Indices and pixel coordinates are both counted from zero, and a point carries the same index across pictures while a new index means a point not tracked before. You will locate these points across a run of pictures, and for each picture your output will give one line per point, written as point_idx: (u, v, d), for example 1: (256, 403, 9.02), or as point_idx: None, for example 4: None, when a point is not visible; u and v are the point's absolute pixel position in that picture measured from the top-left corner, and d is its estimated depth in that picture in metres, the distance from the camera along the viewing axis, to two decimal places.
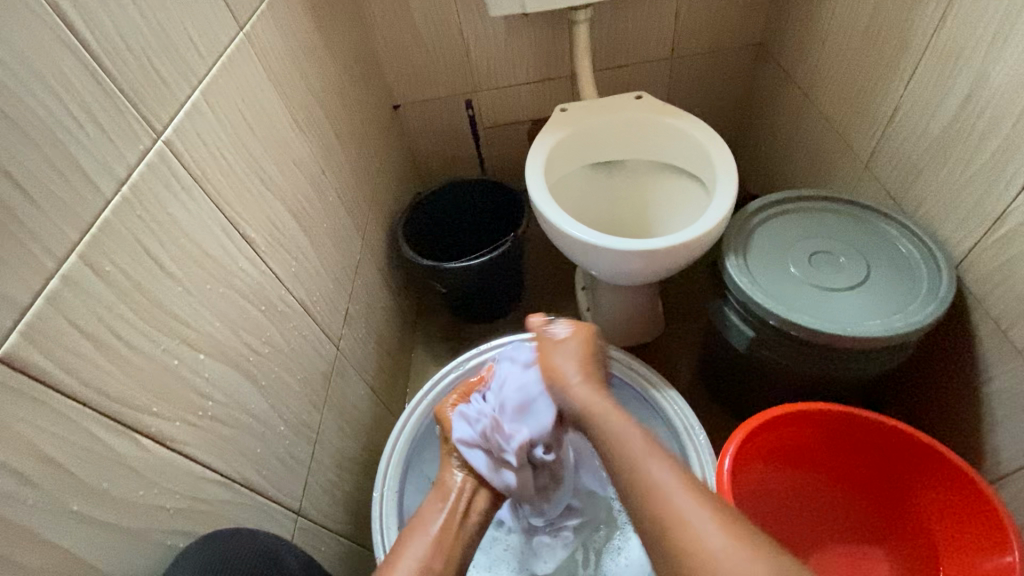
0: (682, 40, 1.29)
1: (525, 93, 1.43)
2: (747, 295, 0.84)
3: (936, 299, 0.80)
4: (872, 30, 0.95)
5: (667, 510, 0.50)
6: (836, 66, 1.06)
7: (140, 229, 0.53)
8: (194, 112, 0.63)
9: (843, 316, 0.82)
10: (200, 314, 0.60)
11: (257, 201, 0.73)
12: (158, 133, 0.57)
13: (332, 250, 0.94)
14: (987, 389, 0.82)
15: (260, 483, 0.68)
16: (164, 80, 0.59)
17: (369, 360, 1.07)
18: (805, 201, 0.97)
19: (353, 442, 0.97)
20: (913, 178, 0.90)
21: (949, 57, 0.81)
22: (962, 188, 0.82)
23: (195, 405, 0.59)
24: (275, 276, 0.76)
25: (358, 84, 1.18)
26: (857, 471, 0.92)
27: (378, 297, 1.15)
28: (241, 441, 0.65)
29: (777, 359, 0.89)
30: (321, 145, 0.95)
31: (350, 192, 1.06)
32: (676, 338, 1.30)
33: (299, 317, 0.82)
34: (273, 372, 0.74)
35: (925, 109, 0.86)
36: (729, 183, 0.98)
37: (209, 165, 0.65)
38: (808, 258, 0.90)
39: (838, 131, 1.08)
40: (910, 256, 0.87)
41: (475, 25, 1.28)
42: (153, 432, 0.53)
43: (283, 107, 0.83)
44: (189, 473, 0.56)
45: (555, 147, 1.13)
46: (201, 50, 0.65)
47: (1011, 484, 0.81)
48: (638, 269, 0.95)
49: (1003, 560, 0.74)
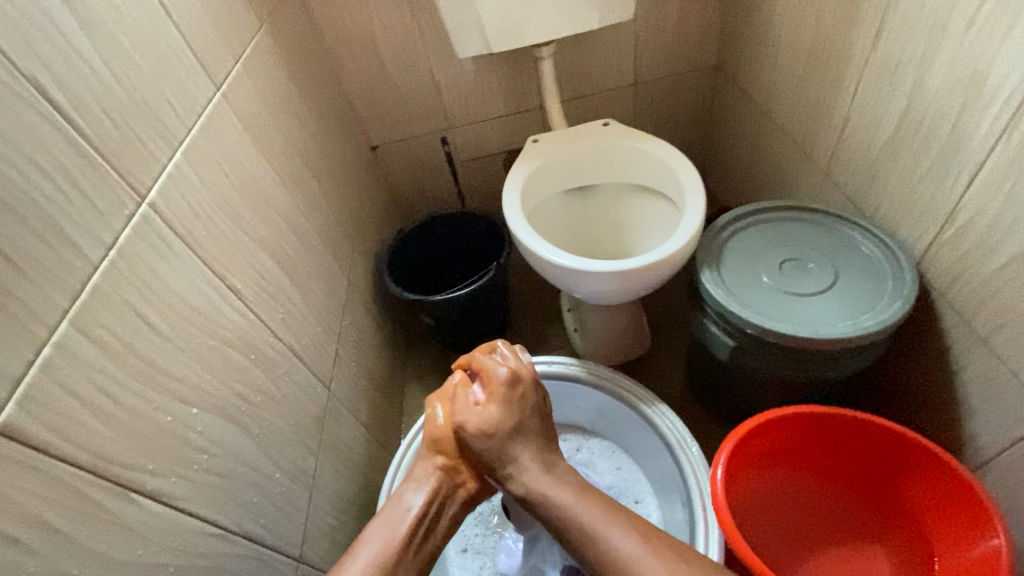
0: (644, 67, 1.41)
1: (498, 126, 1.51)
2: (722, 306, 0.92)
3: (901, 295, 0.88)
4: (816, 52, 1.07)
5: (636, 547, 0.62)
6: (789, 84, 1.17)
7: (128, 292, 0.58)
8: (176, 173, 0.70)
9: (814, 319, 0.90)
10: (192, 371, 0.66)
11: (240, 258, 0.79)
12: (143, 197, 0.63)
13: (316, 293, 1.00)
14: (960, 377, 0.88)
15: (259, 532, 0.73)
16: (148, 166, 0.65)
17: (361, 399, 1.11)
18: (770, 214, 1.05)
19: (350, 481, 1.01)
20: (869, 184, 1.00)
21: (889, 70, 0.91)
22: (913, 192, 0.91)
23: (191, 459, 0.63)
24: (263, 325, 0.82)
25: (335, 135, 1.26)
26: (849, 465, 0.95)
27: (367, 335, 1.20)
28: (237, 491, 0.70)
29: (758, 365, 0.95)
30: (299, 195, 1.02)
31: (332, 236, 1.13)
32: (663, 352, 1.35)
33: (290, 364, 0.87)
34: (266, 420, 0.78)
35: (872, 119, 0.96)
36: (700, 203, 1.05)
37: (193, 224, 0.71)
38: (778, 265, 0.98)
39: (798, 142, 1.18)
40: (872, 256, 0.96)
41: (445, 67, 1.37)
42: (149, 490, 0.57)
43: (263, 163, 0.91)
44: (188, 528, 0.61)
45: (529, 177, 1.18)
46: (181, 115, 0.73)
47: (995, 468, 0.86)
48: (620, 288, 1.04)
49: (991, 544, 0.77)
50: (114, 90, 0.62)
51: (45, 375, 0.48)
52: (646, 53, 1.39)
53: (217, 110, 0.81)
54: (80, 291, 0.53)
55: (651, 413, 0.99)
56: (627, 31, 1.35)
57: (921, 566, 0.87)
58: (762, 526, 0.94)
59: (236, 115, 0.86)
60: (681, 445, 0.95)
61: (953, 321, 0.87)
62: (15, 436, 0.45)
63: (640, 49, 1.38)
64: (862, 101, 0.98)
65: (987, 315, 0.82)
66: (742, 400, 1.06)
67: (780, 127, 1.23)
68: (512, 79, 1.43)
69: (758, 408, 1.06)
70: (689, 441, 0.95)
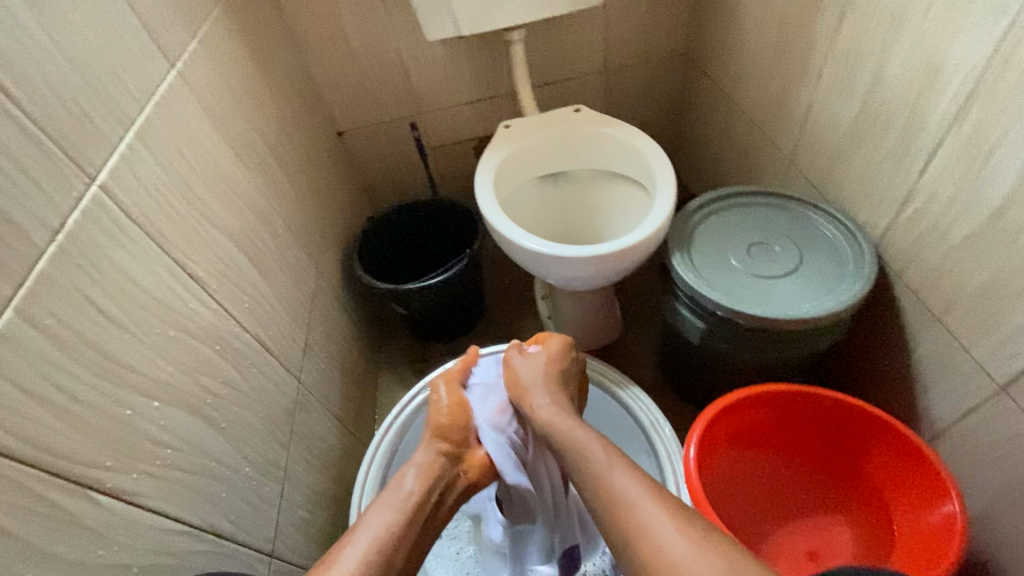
0: (615, 55, 1.42)
1: (468, 112, 1.48)
2: (694, 289, 0.93)
3: (862, 277, 0.92)
4: (781, 41, 1.09)
5: (631, 520, 0.57)
6: (755, 72, 1.19)
7: (80, 279, 0.55)
8: (129, 153, 0.65)
9: (781, 300, 0.92)
10: (153, 362, 0.62)
11: (201, 245, 0.76)
12: (92, 178, 0.59)
13: (283, 282, 0.97)
14: (916, 354, 0.93)
15: (229, 528, 0.70)
16: (98, 145, 0.61)
17: (333, 390, 1.09)
18: (739, 199, 1.07)
19: (323, 474, 0.98)
20: (832, 170, 1.03)
21: (850, 58, 0.93)
22: (873, 177, 0.94)
23: (153, 454, 0.60)
24: (228, 314, 0.79)
25: (299, 119, 1.22)
26: (815, 441, 0.98)
27: (337, 326, 1.18)
28: (204, 486, 0.67)
29: (728, 347, 0.97)
30: (262, 180, 0.98)
31: (298, 223, 1.09)
32: (635, 338, 1.37)
33: (257, 355, 0.84)
34: (233, 413, 0.75)
35: (834, 107, 0.99)
36: (671, 189, 1.06)
37: (150, 208, 0.67)
38: (747, 249, 1.00)
39: (764, 129, 1.20)
40: (835, 239, 0.99)
41: (413, 50, 1.34)
42: (108, 487, 0.54)
43: (223, 145, 0.87)
44: (153, 526, 0.58)
45: (502, 164, 1.17)
46: (135, 93, 0.69)
47: (948, 440, 0.91)
48: (593, 274, 1.04)
49: (947, 510, 0.81)
50: (59, 62, 0.58)
51: None
52: (616, 40, 1.40)
53: (172, 88, 0.77)
54: (23, 277, 0.49)
55: (625, 397, 1.00)
56: (597, 17, 1.34)
57: (881, 531, 0.92)
58: (734, 501, 0.97)
59: (193, 94, 0.82)
60: (654, 426, 0.96)
61: (910, 300, 0.91)
62: None
63: (610, 36, 1.38)
64: (824, 88, 1.01)
65: (942, 293, 0.85)
66: (713, 382, 1.09)
67: (747, 114, 1.25)
68: (482, 64, 1.40)
69: (727, 389, 1.09)
70: (662, 423, 0.96)
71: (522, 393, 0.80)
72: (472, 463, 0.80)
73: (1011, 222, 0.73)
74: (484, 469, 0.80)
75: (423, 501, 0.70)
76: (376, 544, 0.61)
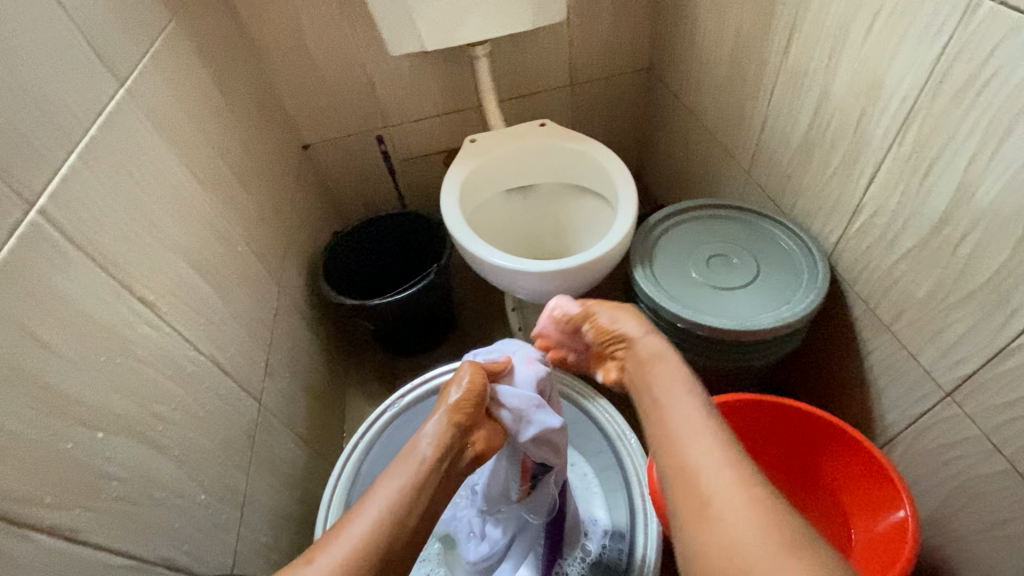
0: (579, 69, 1.44)
1: (435, 125, 1.49)
2: (655, 301, 0.95)
3: (815, 287, 0.94)
4: (736, 58, 1.13)
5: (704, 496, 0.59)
6: (714, 87, 1.22)
7: (16, 308, 0.53)
8: (72, 175, 0.64)
9: (739, 311, 0.95)
10: (98, 391, 0.60)
11: (153, 267, 0.74)
12: (31, 203, 0.57)
13: (243, 301, 0.95)
14: (868, 361, 0.96)
15: (182, 559, 0.68)
16: (37, 169, 0.59)
17: (297, 409, 1.07)
18: (699, 212, 1.10)
19: (287, 497, 0.96)
20: (786, 183, 1.07)
21: (800, 75, 0.97)
22: (823, 190, 0.98)
23: (98, 487, 0.58)
24: (181, 338, 0.77)
25: (261, 134, 1.20)
26: (776, 449, 1.01)
27: (302, 343, 1.16)
28: (155, 516, 0.65)
29: (690, 358, 0.99)
30: (221, 197, 0.96)
31: (259, 239, 1.07)
32: None
33: (213, 378, 0.82)
34: (187, 438, 0.73)
35: (786, 122, 1.03)
36: (633, 202, 1.08)
37: (95, 232, 0.65)
38: (706, 261, 1.02)
39: (723, 143, 1.24)
40: (790, 250, 1.02)
41: (378, 64, 1.34)
42: (48, 525, 0.52)
43: (178, 163, 0.86)
44: (97, 562, 0.56)
45: (468, 178, 1.18)
46: (79, 113, 0.67)
47: (900, 443, 0.94)
48: (559, 287, 1.05)
49: (898, 515, 0.84)
50: None
51: None
52: (581, 55, 1.42)
53: (121, 107, 0.75)
54: None
55: (591, 408, 1.01)
56: (561, 33, 1.36)
57: (842, 540, 0.94)
58: None
59: (144, 113, 0.80)
60: (620, 437, 0.97)
61: (861, 309, 0.95)
62: None
63: (575, 51, 1.41)
64: (776, 104, 1.04)
65: (890, 302, 0.89)
66: None
67: (707, 128, 1.28)
68: (448, 78, 1.41)
69: None
70: (627, 433, 0.97)
71: (624, 337, 0.80)
72: (479, 436, 0.77)
73: (949, 235, 0.76)
74: (489, 443, 0.78)
75: (434, 471, 0.69)
76: (376, 529, 0.62)
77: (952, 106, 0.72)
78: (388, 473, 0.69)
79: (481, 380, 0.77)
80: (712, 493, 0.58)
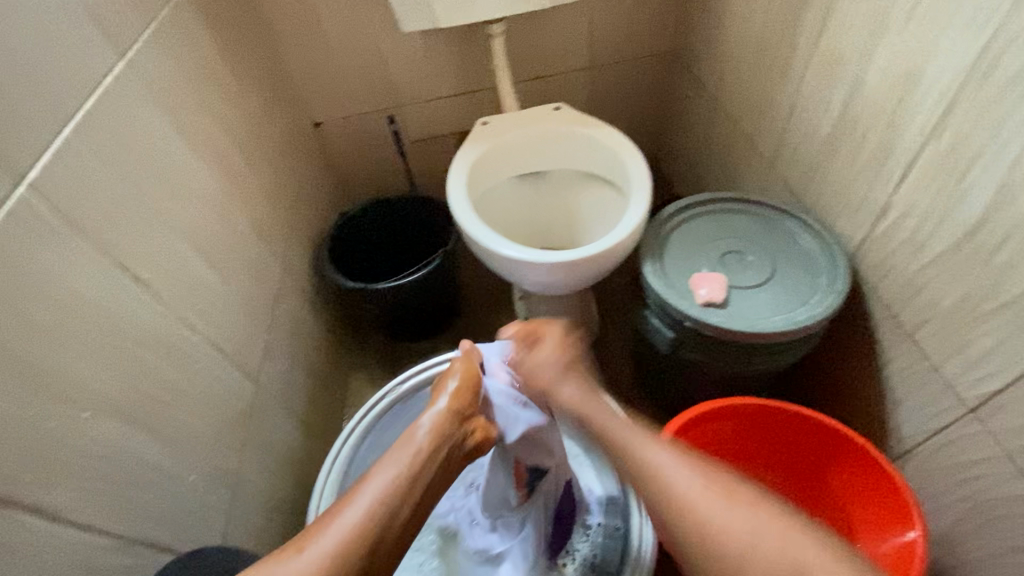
0: (599, 51, 1.38)
1: (448, 106, 1.45)
2: (663, 299, 0.91)
3: (834, 290, 0.89)
4: (764, 43, 1.06)
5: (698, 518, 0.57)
6: (738, 74, 1.16)
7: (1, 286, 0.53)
8: (64, 150, 0.62)
9: (751, 312, 0.90)
10: (81, 369, 0.60)
11: (148, 241, 0.73)
12: (19, 177, 0.57)
13: (243, 281, 0.94)
14: (887, 371, 0.91)
15: (169, 540, 0.69)
16: (26, 144, 0.58)
17: (297, 390, 1.07)
18: (715, 205, 1.04)
19: (282, 477, 0.97)
20: (810, 177, 1.01)
21: (830, 64, 0.91)
22: (850, 188, 0.92)
23: (79, 467, 0.58)
24: (175, 316, 0.76)
25: (270, 111, 1.18)
26: (785, 460, 0.97)
27: (305, 324, 1.15)
28: (138, 497, 0.65)
29: (696, 358, 0.95)
30: (224, 174, 0.95)
31: (263, 218, 1.06)
32: (611, 342, 1.35)
33: (209, 357, 0.81)
34: (179, 419, 0.73)
35: (814, 114, 0.97)
36: (646, 193, 1.04)
37: (82, 203, 0.64)
38: (720, 258, 0.98)
39: (746, 133, 1.18)
40: (810, 250, 0.97)
41: (391, 41, 1.30)
42: (26, 503, 0.52)
43: (179, 139, 0.84)
44: (77, 540, 0.56)
45: (475, 162, 1.14)
46: (72, 84, 0.65)
47: (914, 458, 0.89)
48: (564, 278, 1.02)
49: (906, 537, 0.80)
50: None
51: None
52: (601, 36, 1.36)
53: (119, 80, 0.73)
54: None
55: None
56: (580, 13, 1.31)
57: None
58: None
59: (143, 85, 0.78)
60: None
61: (883, 315, 0.90)
62: None
63: (595, 32, 1.35)
64: (805, 94, 0.98)
65: (914, 310, 0.84)
66: (682, 391, 1.07)
67: (730, 117, 1.22)
68: (462, 57, 1.37)
69: (697, 398, 1.07)
70: None
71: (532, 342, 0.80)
72: (478, 429, 0.67)
73: (984, 243, 0.71)
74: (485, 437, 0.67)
75: (433, 459, 0.60)
76: (375, 506, 0.53)
77: (997, 102, 0.66)
78: (380, 464, 0.59)
79: (476, 373, 0.72)
80: (715, 520, 0.57)
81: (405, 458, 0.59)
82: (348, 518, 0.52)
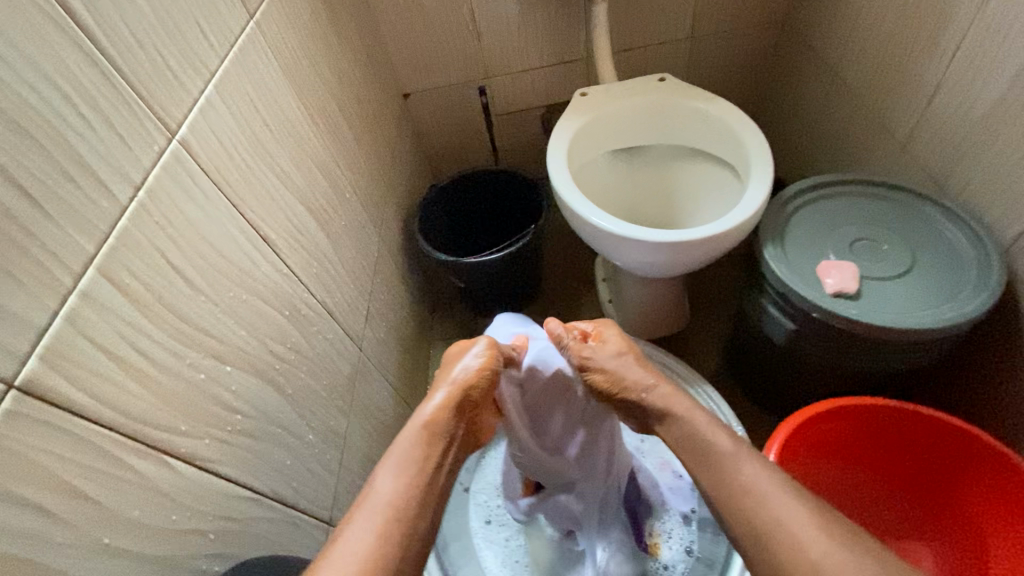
0: (704, 19, 1.29)
1: (538, 78, 1.40)
2: (787, 286, 0.84)
3: (988, 285, 0.80)
4: (908, 8, 0.95)
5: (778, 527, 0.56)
6: (870, 43, 1.05)
7: (160, 239, 0.53)
8: (207, 107, 0.63)
9: (889, 306, 0.82)
10: (223, 324, 0.61)
11: (275, 202, 0.74)
12: (173, 132, 0.57)
13: (349, 248, 0.95)
14: None
15: (293, 497, 0.70)
16: (178, 99, 0.58)
17: (391, 359, 1.08)
18: (842, 188, 0.96)
19: (380, 443, 0.98)
20: (958, 159, 0.90)
21: (1001, 30, 0.80)
22: (1013, 171, 0.82)
23: (222, 420, 0.59)
24: (296, 279, 0.77)
25: (368, 80, 1.18)
26: (907, 466, 0.90)
27: (397, 294, 1.16)
28: (267, 453, 0.66)
29: (818, 351, 0.88)
30: (331, 140, 0.95)
31: (363, 186, 1.06)
32: (701, 329, 1.29)
33: (322, 321, 0.82)
34: (299, 379, 0.74)
35: (970, 87, 0.86)
36: (767, 171, 0.96)
37: (222, 162, 0.64)
38: (849, 245, 0.90)
39: (874, 110, 1.07)
40: (955, 239, 0.87)
41: (487, 8, 1.26)
42: (181, 452, 0.53)
43: (296, 102, 0.84)
44: (221, 491, 0.58)
45: (576, 135, 1.09)
46: (212, 41, 0.65)
47: None
48: (670, 260, 0.97)
49: None
50: (141, 8, 0.55)
51: (70, 326, 0.43)
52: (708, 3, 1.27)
53: (249, 40, 0.73)
54: (106, 234, 0.47)
55: (696, 393, 0.94)
56: None
57: (969, 570, 0.85)
58: None
59: (267, 46, 0.78)
60: None
61: None
62: (40, 394, 0.40)
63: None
64: (959, 66, 0.87)
65: None
66: (791, 385, 1.00)
67: (855, 91, 1.11)
68: (558, 25, 1.31)
69: (807, 395, 1.01)
70: (736, 426, 0.90)
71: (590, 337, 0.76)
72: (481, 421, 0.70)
73: None
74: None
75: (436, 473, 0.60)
76: (375, 542, 0.52)
77: None
78: (376, 474, 0.58)
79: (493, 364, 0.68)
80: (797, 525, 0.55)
81: (404, 478, 0.57)
82: (351, 549, 0.51)
